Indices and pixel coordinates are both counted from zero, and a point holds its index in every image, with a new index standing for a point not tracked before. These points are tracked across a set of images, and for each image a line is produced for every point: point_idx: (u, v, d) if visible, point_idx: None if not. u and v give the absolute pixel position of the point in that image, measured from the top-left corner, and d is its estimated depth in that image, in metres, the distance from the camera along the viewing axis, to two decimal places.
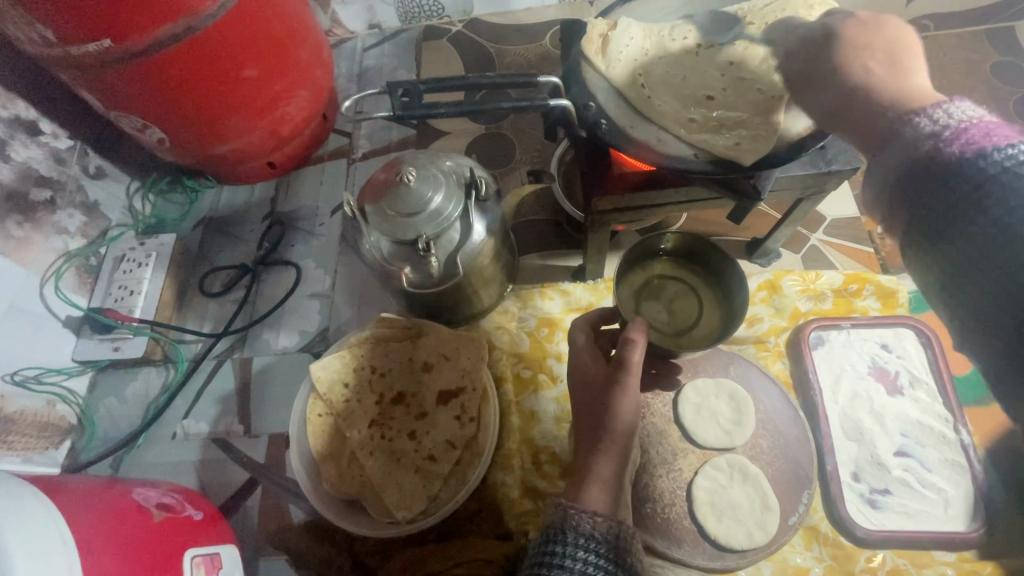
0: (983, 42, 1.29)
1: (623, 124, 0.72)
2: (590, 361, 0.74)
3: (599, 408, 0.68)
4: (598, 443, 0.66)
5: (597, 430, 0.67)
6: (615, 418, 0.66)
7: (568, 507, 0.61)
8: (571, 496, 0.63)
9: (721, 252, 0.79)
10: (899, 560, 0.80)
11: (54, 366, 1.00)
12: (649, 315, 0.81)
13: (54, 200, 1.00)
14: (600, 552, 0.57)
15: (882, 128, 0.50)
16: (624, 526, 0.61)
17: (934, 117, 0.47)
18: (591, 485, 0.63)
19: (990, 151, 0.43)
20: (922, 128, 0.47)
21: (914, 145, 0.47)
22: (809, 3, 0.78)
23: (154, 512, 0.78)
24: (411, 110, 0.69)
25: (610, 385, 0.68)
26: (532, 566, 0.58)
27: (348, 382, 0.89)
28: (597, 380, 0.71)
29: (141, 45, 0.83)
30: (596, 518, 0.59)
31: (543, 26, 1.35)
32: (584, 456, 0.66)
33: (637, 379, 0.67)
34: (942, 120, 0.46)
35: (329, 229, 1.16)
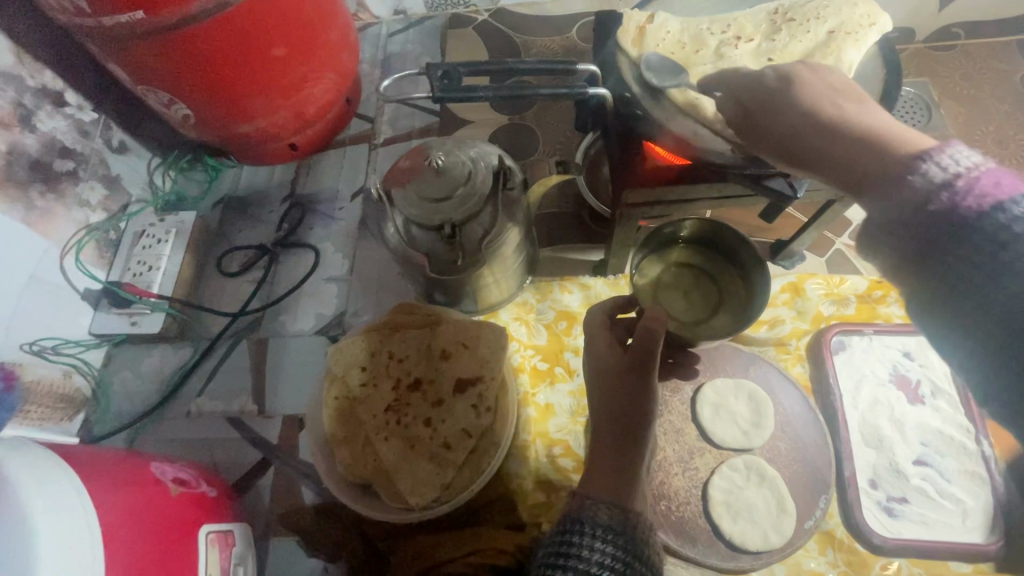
0: (1014, 53, 1.29)
1: (659, 117, 0.70)
2: (607, 350, 0.73)
3: (617, 400, 0.67)
4: (618, 435, 0.66)
5: (616, 423, 0.66)
6: (635, 407, 0.66)
7: (585, 498, 0.61)
8: (589, 488, 0.63)
9: (737, 236, 0.79)
10: (914, 570, 0.79)
11: (72, 338, 1.00)
12: (663, 301, 0.81)
13: (77, 171, 1.00)
14: (622, 546, 0.57)
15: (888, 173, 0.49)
16: (641, 518, 0.61)
17: (942, 165, 0.45)
18: (609, 476, 0.63)
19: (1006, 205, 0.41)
20: (933, 177, 0.45)
21: (925, 197, 0.45)
22: (854, 1, 0.74)
23: (170, 486, 0.78)
24: (450, 92, 0.67)
25: (627, 375, 0.68)
26: (548, 556, 0.59)
27: (365, 366, 0.89)
28: (614, 370, 0.70)
29: (174, 19, 0.82)
30: (614, 510, 0.60)
31: (571, 18, 1.34)
32: (601, 446, 0.67)
33: (657, 368, 0.68)
34: (951, 167, 0.45)
35: (348, 213, 1.15)
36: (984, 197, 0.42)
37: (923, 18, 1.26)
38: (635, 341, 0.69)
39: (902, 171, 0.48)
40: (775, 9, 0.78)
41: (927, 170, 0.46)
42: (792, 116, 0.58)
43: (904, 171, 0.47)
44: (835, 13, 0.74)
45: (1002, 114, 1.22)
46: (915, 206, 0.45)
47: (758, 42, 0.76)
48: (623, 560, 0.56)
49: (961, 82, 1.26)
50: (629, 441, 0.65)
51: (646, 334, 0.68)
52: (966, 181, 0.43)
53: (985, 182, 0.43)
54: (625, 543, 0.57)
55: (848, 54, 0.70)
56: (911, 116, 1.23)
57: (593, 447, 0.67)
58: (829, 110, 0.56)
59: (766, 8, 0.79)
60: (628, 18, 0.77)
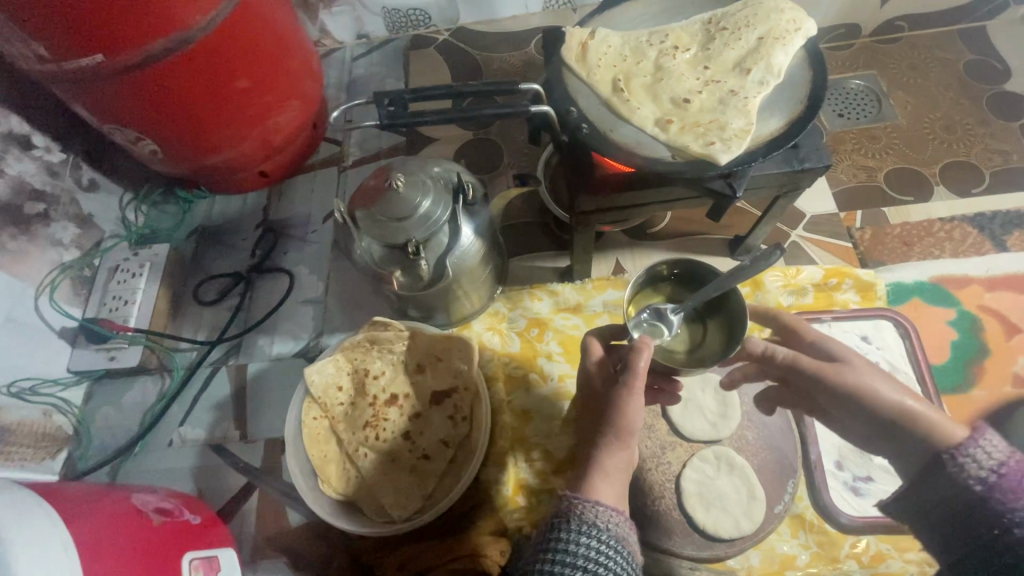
0: (957, 41, 1.35)
1: (603, 129, 0.74)
2: (596, 368, 0.75)
3: (603, 409, 0.70)
4: (601, 437, 0.69)
5: (600, 427, 0.70)
6: (620, 415, 0.68)
7: (572, 497, 0.64)
8: (574, 490, 0.66)
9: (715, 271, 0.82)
10: (882, 545, 0.82)
11: (50, 377, 1.01)
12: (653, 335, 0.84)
13: (48, 213, 1.01)
14: (602, 539, 0.61)
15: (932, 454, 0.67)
16: (623, 515, 0.65)
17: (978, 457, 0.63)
18: (593, 477, 0.67)
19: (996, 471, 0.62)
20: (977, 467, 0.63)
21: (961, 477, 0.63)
22: (781, 8, 0.78)
23: (153, 516, 0.79)
24: (397, 119, 0.70)
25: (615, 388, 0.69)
26: (535, 552, 0.62)
27: (343, 386, 0.92)
28: (601, 384, 0.73)
29: (135, 58, 0.85)
30: (599, 508, 0.63)
31: (529, 33, 1.38)
32: (588, 449, 0.70)
33: (642, 384, 0.68)
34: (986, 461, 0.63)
35: (321, 236, 1.18)
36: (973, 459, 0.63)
37: (866, 14, 1.32)
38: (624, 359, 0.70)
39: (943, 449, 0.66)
40: (709, 19, 0.82)
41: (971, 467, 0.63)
42: (833, 394, 0.73)
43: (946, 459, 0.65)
44: (764, 21, 0.78)
45: (948, 102, 1.27)
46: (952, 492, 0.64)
47: (694, 52, 0.80)
48: (607, 554, 0.59)
49: (907, 72, 1.31)
50: (616, 445, 0.68)
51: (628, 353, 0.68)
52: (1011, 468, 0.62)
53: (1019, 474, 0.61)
54: (608, 539, 0.61)
55: (776, 59, 0.74)
56: (862, 109, 1.28)
57: (585, 453, 0.70)
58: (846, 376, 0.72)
59: (700, 18, 0.82)
60: (571, 35, 0.80)
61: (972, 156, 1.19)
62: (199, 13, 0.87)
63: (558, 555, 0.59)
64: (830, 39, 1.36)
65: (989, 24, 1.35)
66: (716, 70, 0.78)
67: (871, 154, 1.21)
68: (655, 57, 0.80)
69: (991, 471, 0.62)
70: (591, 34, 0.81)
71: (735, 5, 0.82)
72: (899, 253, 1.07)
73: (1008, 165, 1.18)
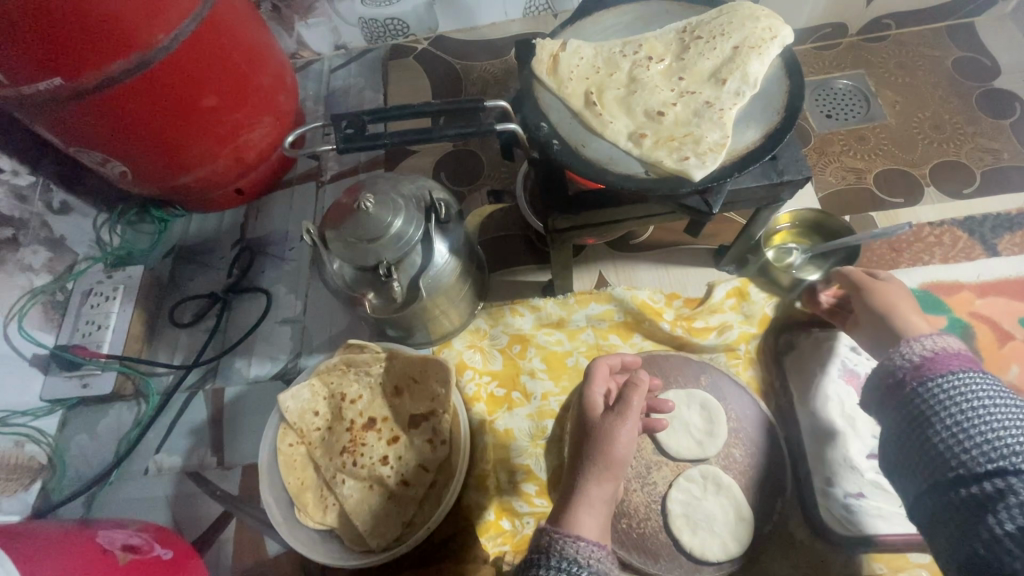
0: (944, 38, 1.32)
1: (575, 143, 0.72)
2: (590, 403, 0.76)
3: (591, 441, 0.70)
4: (587, 467, 0.68)
5: (585, 458, 0.69)
6: (610, 447, 0.68)
7: (554, 533, 0.62)
8: (554, 523, 0.64)
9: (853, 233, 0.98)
10: (875, 564, 0.80)
11: (21, 407, 0.99)
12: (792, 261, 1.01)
13: (17, 238, 0.99)
14: None
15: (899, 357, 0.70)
16: (605, 550, 0.62)
17: (913, 347, 0.68)
18: (576, 509, 0.65)
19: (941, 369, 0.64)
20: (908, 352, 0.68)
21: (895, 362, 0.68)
22: (755, 14, 0.76)
23: (119, 554, 0.76)
24: (354, 142, 0.68)
25: (606, 422, 0.71)
26: None
27: (319, 410, 0.89)
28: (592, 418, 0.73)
29: (95, 81, 0.83)
30: (578, 544, 0.60)
31: (509, 41, 1.36)
32: (574, 478, 0.69)
33: (637, 422, 0.70)
34: (920, 349, 0.67)
35: (299, 254, 1.15)
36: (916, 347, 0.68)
37: (851, 13, 1.29)
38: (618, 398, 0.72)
39: None
40: (683, 27, 0.79)
41: (909, 352, 0.68)
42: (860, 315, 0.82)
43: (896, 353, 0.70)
44: (739, 28, 0.76)
45: (937, 100, 1.25)
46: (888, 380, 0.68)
47: (669, 61, 0.78)
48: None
49: (894, 71, 1.29)
50: (603, 475, 0.67)
51: (626, 390, 0.72)
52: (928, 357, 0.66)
53: (943, 360, 0.65)
54: None
55: (752, 68, 0.72)
56: (849, 109, 1.26)
57: (572, 482, 0.69)
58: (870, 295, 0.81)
59: (674, 26, 0.80)
60: (541, 47, 0.78)
61: (962, 156, 1.17)
62: (160, 33, 0.85)
63: None
64: (815, 38, 1.34)
65: (978, 20, 1.33)
66: (691, 81, 0.76)
67: (860, 156, 1.19)
68: (628, 68, 0.78)
69: (924, 352, 0.67)
70: (562, 45, 0.78)
71: (710, 13, 0.80)
72: (887, 260, 1.05)
73: (999, 164, 1.15)
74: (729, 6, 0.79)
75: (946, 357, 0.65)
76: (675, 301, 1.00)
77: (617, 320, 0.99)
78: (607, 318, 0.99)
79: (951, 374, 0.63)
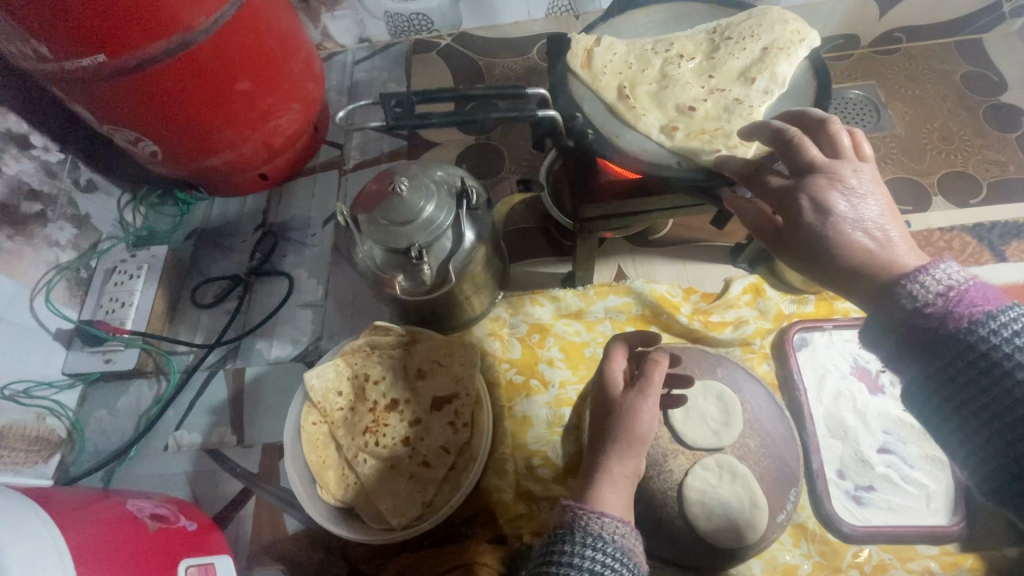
0: (953, 53, 1.36)
1: (608, 135, 0.75)
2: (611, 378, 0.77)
3: (616, 416, 0.71)
4: (610, 445, 0.69)
5: (608, 434, 0.70)
6: (633, 423, 0.69)
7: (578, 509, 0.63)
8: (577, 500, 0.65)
9: None
10: (884, 555, 0.82)
11: (44, 380, 1.00)
12: None
13: (45, 213, 1.00)
14: (608, 552, 0.59)
15: (880, 289, 0.55)
16: (629, 527, 0.63)
17: (928, 283, 0.52)
18: (600, 487, 0.66)
19: (988, 318, 0.50)
20: (928, 289, 0.52)
21: (913, 309, 0.52)
22: (785, 17, 0.80)
23: (147, 523, 0.78)
24: (403, 121, 0.71)
25: (629, 399, 0.71)
26: (540, 566, 0.59)
27: (343, 390, 0.90)
28: (614, 395, 0.74)
29: (136, 60, 0.84)
30: (604, 520, 0.61)
31: (531, 41, 1.39)
32: (597, 457, 0.69)
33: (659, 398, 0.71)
34: (944, 281, 0.52)
35: (321, 240, 1.17)
36: (919, 282, 0.52)
37: (865, 25, 1.32)
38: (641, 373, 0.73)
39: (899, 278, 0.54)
40: (714, 27, 0.82)
41: (926, 287, 0.52)
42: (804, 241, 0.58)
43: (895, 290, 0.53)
44: (768, 30, 0.79)
45: (945, 112, 1.28)
46: (910, 319, 0.52)
47: (699, 60, 0.81)
48: (613, 567, 0.58)
49: (904, 83, 1.33)
50: (627, 452, 0.68)
51: (647, 366, 0.73)
52: (959, 293, 0.51)
53: (973, 298, 0.51)
54: (613, 551, 0.59)
55: (780, 69, 0.76)
56: (860, 118, 1.29)
57: (595, 460, 0.70)
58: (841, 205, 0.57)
59: (704, 26, 0.83)
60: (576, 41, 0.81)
61: (969, 167, 1.20)
62: (202, 15, 0.86)
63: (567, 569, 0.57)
64: (829, 49, 1.37)
65: (986, 36, 1.37)
66: (720, 79, 0.79)
67: None
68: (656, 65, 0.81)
69: (947, 288, 0.51)
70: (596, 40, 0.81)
71: (741, 14, 0.83)
72: None
73: (1004, 176, 1.19)
74: (759, 10, 0.82)
75: (979, 291, 0.51)
76: (692, 295, 1.03)
77: (635, 312, 1.01)
78: (626, 311, 1.01)
79: (991, 315, 0.50)
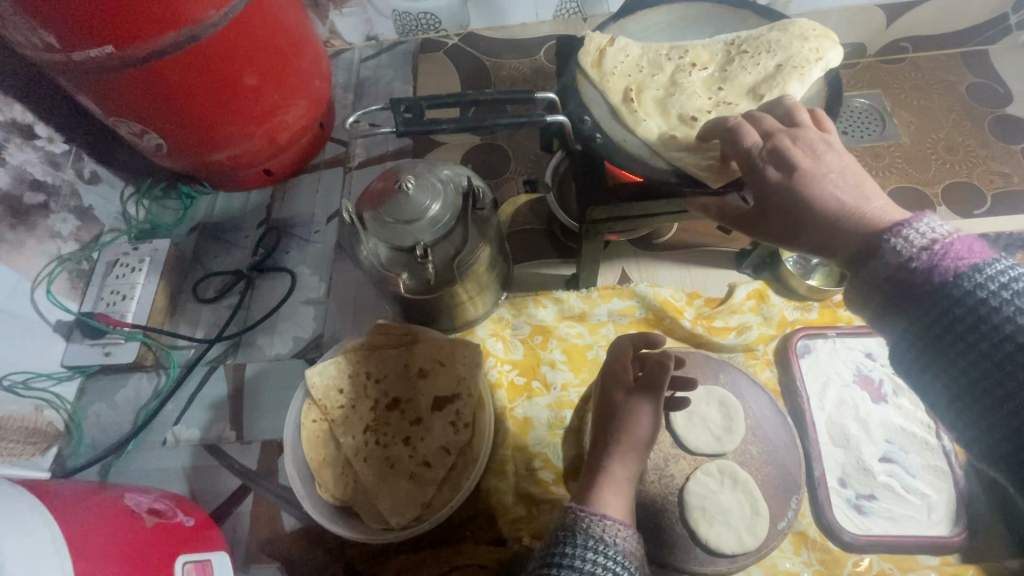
0: (959, 64, 1.36)
1: (618, 137, 0.75)
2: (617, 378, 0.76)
3: (620, 416, 0.71)
4: (613, 446, 0.69)
5: (608, 436, 0.70)
6: (634, 425, 0.69)
7: (580, 511, 0.62)
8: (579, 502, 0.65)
9: None
10: (884, 565, 0.82)
11: (43, 371, 0.99)
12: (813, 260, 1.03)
13: (48, 204, 1.00)
14: (609, 555, 0.59)
15: (859, 246, 0.54)
16: (629, 530, 0.63)
17: (908, 237, 0.50)
18: (600, 489, 0.66)
19: (977, 273, 0.47)
20: (907, 243, 0.50)
21: (897, 263, 0.50)
22: (805, 34, 0.79)
23: (145, 517, 0.78)
24: (412, 126, 0.71)
25: (634, 400, 0.71)
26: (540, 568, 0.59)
27: (344, 388, 0.89)
28: (617, 396, 0.73)
29: (145, 52, 0.84)
30: (606, 522, 0.61)
31: (538, 42, 1.39)
32: (599, 460, 0.69)
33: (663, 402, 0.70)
34: (924, 235, 0.50)
35: (324, 236, 1.17)
36: (899, 234, 0.51)
37: (871, 34, 1.33)
38: (647, 372, 0.72)
39: (881, 232, 0.52)
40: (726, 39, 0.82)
41: (907, 238, 0.50)
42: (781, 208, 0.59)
43: (877, 243, 0.52)
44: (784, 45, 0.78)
45: (950, 122, 1.28)
46: (891, 275, 0.50)
47: (712, 71, 0.81)
48: (614, 570, 0.57)
49: (910, 93, 1.33)
50: (629, 454, 0.68)
51: (656, 367, 0.71)
52: (940, 248, 0.49)
53: (957, 250, 0.48)
54: (614, 554, 0.59)
55: (791, 87, 0.75)
56: (865, 127, 1.29)
57: (595, 464, 0.69)
58: (805, 164, 0.58)
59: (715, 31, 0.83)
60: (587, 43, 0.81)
61: (973, 177, 1.20)
62: (211, 9, 0.86)
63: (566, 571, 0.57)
64: None
65: (992, 48, 1.37)
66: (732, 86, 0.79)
67: (874, 172, 1.22)
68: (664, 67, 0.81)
69: (928, 241, 0.49)
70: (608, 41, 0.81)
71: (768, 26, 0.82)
72: None
73: (1008, 187, 1.19)
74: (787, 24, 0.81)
75: (963, 243, 0.49)
76: (696, 300, 1.03)
77: (639, 316, 1.01)
78: (629, 314, 1.01)
79: (978, 269, 0.47)
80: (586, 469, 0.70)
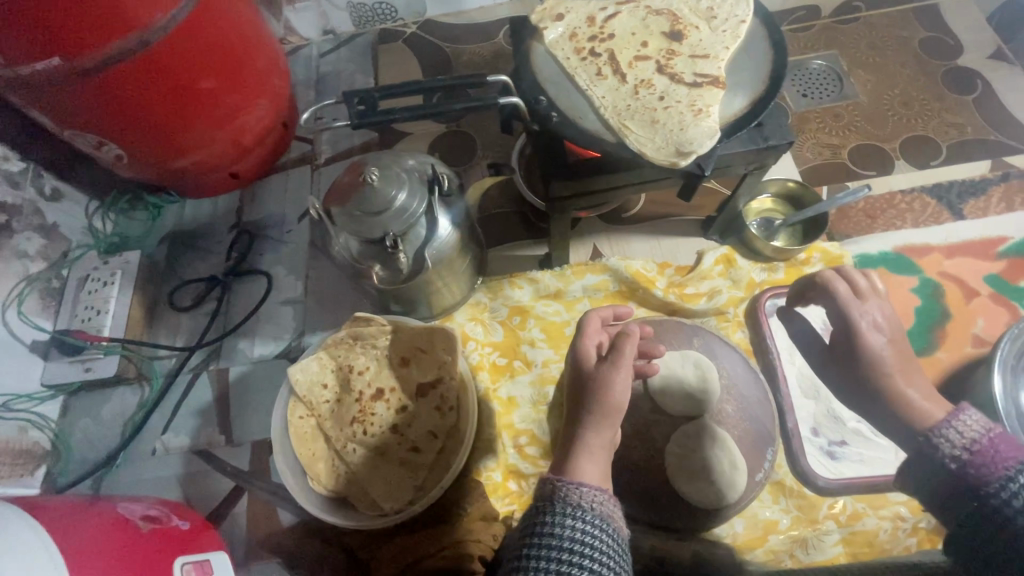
0: (912, 19, 1.38)
1: (573, 116, 0.75)
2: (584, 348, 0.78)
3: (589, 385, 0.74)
4: (587, 415, 0.72)
5: (579, 409, 0.73)
6: (608, 394, 0.72)
7: (558, 482, 0.65)
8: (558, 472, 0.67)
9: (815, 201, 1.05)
10: (858, 505, 0.86)
11: (24, 392, 0.99)
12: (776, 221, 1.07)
13: (11, 224, 0.98)
14: (587, 519, 0.61)
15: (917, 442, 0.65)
16: (606, 494, 0.65)
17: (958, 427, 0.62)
18: (577, 457, 0.69)
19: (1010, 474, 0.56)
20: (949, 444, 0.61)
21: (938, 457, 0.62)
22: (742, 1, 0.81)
23: (141, 525, 0.79)
24: (367, 119, 0.72)
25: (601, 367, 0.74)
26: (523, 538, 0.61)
27: (328, 383, 0.91)
28: (586, 367, 0.75)
29: (91, 62, 0.83)
30: (583, 488, 0.64)
31: (497, 25, 1.38)
32: (574, 429, 0.73)
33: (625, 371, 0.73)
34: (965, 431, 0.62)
35: (296, 236, 1.16)
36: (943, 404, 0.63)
37: None
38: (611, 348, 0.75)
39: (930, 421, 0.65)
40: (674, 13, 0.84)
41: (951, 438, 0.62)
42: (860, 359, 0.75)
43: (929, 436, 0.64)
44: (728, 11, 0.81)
45: (905, 78, 1.31)
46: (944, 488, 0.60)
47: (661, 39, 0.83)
48: (590, 533, 0.60)
49: (866, 51, 1.35)
50: (602, 423, 0.71)
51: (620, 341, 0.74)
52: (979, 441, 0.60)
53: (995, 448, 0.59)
54: (592, 517, 0.61)
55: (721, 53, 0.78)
56: (823, 89, 1.31)
57: (571, 437, 0.72)
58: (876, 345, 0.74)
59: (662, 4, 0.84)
60: (549, 48, 0.81)
61: (929, 131, 1.24)
62: (157, 12, 0.85)
63: (547, 536, 0.60)
64: (791, 20, 1.39)
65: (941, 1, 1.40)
66: (701, 66, 0.77)
67: (834, 133, 1.25)
68: (629, 52, 0.81)
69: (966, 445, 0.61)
70: (574, 40, 0.81)
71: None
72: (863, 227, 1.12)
73: (964, 138, 1.22)
74: (756, 6, 0.81)
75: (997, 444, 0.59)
76: (667, 270, 1.05)
77: (613, 290, 1.03)
78: (602, 288, 1.03)
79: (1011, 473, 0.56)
80: (564, 437, 0.73)
